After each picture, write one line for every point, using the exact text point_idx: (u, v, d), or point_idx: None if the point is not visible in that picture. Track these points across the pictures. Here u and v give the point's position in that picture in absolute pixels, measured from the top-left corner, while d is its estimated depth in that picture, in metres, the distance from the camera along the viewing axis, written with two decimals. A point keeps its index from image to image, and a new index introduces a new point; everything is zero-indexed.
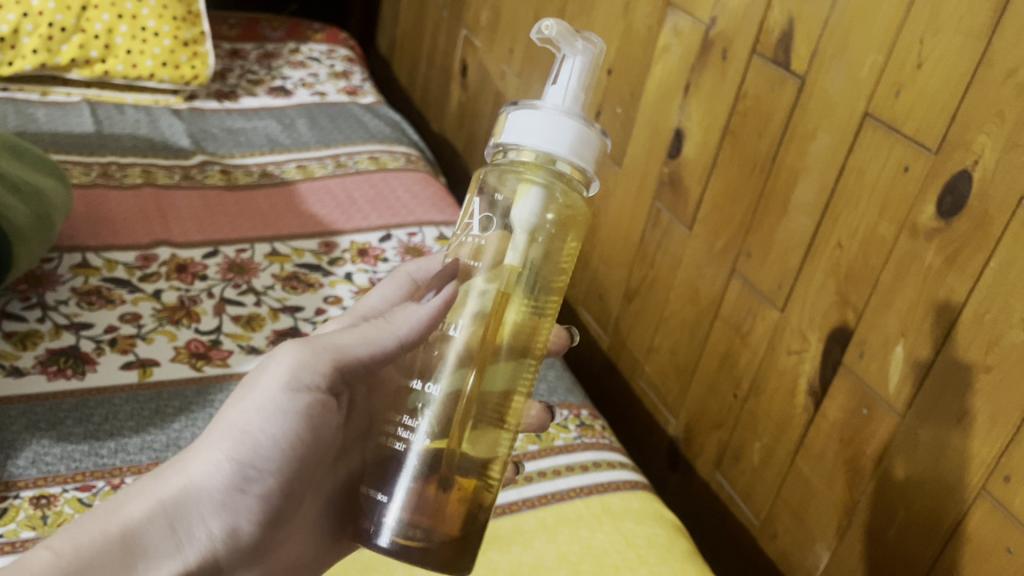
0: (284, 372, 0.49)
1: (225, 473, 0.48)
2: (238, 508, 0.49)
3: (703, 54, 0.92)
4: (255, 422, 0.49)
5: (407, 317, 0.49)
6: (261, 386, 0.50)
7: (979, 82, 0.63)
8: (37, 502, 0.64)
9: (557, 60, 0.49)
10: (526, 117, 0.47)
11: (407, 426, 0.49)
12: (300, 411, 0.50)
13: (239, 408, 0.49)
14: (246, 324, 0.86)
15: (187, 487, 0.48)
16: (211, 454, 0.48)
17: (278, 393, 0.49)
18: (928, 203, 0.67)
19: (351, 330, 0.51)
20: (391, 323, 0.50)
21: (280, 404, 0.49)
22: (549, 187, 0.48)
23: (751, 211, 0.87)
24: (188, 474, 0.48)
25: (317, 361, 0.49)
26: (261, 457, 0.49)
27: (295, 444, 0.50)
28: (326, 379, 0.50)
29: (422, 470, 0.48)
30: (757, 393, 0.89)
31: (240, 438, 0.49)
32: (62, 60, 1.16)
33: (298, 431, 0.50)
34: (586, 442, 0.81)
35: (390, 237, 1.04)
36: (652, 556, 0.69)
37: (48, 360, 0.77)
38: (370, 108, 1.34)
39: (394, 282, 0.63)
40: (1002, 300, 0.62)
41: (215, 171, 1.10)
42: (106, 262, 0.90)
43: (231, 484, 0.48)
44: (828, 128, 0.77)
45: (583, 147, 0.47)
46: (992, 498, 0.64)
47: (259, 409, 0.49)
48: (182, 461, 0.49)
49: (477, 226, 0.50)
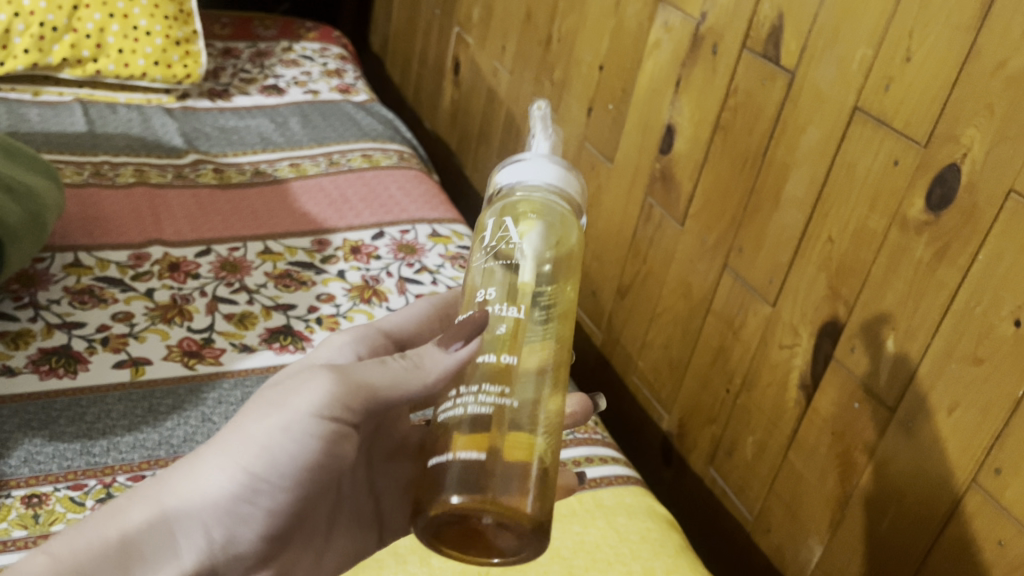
0: (316, 397, 0.47)
1: (237, 487, 0.47)
2: (245, 520, 0.48)
3: (693, 49, 0.92)
4: (277, 441, 0.47)
5: (433, 362, 0.46)
6: (287, 407, 0.47)
7: (967, 75, 0.63)
8: (28, 502, 0.64)
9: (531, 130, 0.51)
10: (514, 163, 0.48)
11: (487, 392, 0.44)
12: (325, 437, 0.47)
13: (260, 426, 0.47)
14: (238, 322, 0.86)
15: (195, 496, 0.48)
16: (225, 467, 0.47)
17: (306, 417, 0.47)
18: (918, 196, 0.68)
19: (381, 361, 0.47)
20: (418, 366, 0.46)
21: (306, 427, 0.47)
22: (549, 219, 0.46)
23: (742, 207, 0.87)
24: (199, 481, 0.48)
25: (348, 398, 0.46)
26: (278, 474, 0.48)
27: (313, 465, 0.48)
28: (355, 413, 0.47)
29: (513, 433, 0.43)
30: (749, 388, 0.89)
31: (258, 455, 0.47)
32: (53, 60, 1.16)
33: (319, 455, 0.48)
34: (578, 438, 0.81)
35: (383, 234, 1.04)
36: (644, 551, 0.69)
37: (39, 360, 0.77)
38: (363, 106, 1.33)
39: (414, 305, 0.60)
40: (991, 293, 0.62)
41: (207, 169, 1.10)
42: (98, 261, 0.90)
43: (242, 497, 0.48)
44: (818, 123, 0.77)
45: (569, 182, 0.48)
46: (983, 490, 0.65)
47: (283, 428, 0.47)
48: (195, 467, 0.48)
49: (512, 236, 0.46)
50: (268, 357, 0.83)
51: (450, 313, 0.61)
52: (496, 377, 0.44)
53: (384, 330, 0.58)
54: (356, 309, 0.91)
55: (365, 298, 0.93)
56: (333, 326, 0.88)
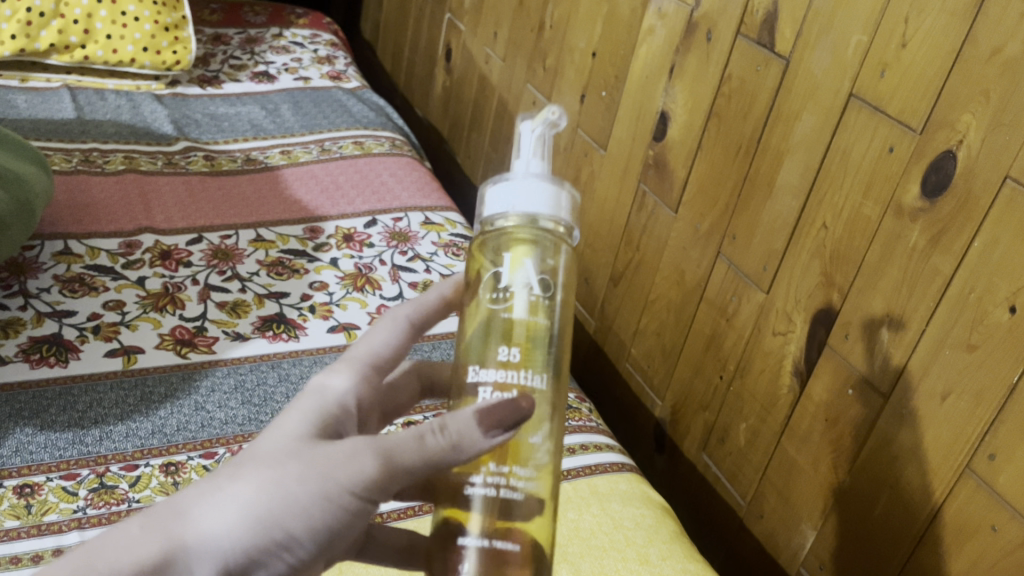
0: (361, 476, 0.42)
1: (266, 538, 0.42)
2: (264, 569, 0.43)
3: (687, 36, 0.92)
4: (315, 507, 0.42)
5: (468, 443, 0.42)
6: (328, 480, 0.42)
7: (963, 62, 0.63)
8: (21, 491, 0.64)
9: (530, 131, 0.48)
10: (514, 189, 0.46)
11: (520, 476, 0.43)
12: (360, 513, 0.43)
13: (294, 486, 0.42)
14: (231, 310, 0.86)
15: (220, 538, 0.42)
16: (257, 516, 0.42)
17: (345, 493, 0.42)
18: (913, 182, 0.68)
19: (418, 435, 0.42)
20: (457, 444, 0.42)
21: (343, 503, 0.42)
22: (534, 240, 0.46)
23: (736, 193, 0.87)
24: (220, 523, 0.42)
25: (392, 481, 0.42)
26: (310, 536, 0.42)
27: (341, 533, 0.43)
28: (393, 490, 0.43)
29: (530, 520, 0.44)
30: (743, 374, 0.89)
31: (290, 514, 0.42)
32: (41, 47, 1.15)
33: (349, 525, 0.43)
34: (573, 425, 0.81)
35: (375, 222, 1.03)
36: (638, 537, 0.69)
37: (30, 348, 0.76)
38: (354, 93, 1.32)
39: (392, 327, 0.51)
40: (986, 279, 0.63)
41: (198, 156, 1.09)
42: (88, 249, 0.89)
43: (263, 549, 0.42)
44: (813, 109, 0.76)
45: (562, 204, 0.47)
46: (977, 476, 0.65)
47: (319, 499, 0.42)
48: (218, 504, 0.43)
49: (516, 298, 0.45)
50: (262, 346, 0.82)
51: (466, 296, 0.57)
52: (526, 460, 0.44)
53: (370, 363, 0.50)
54: (349, 297, 0.91)
55: (359, 286, 0.93)
56: (326, 314, 0.88)
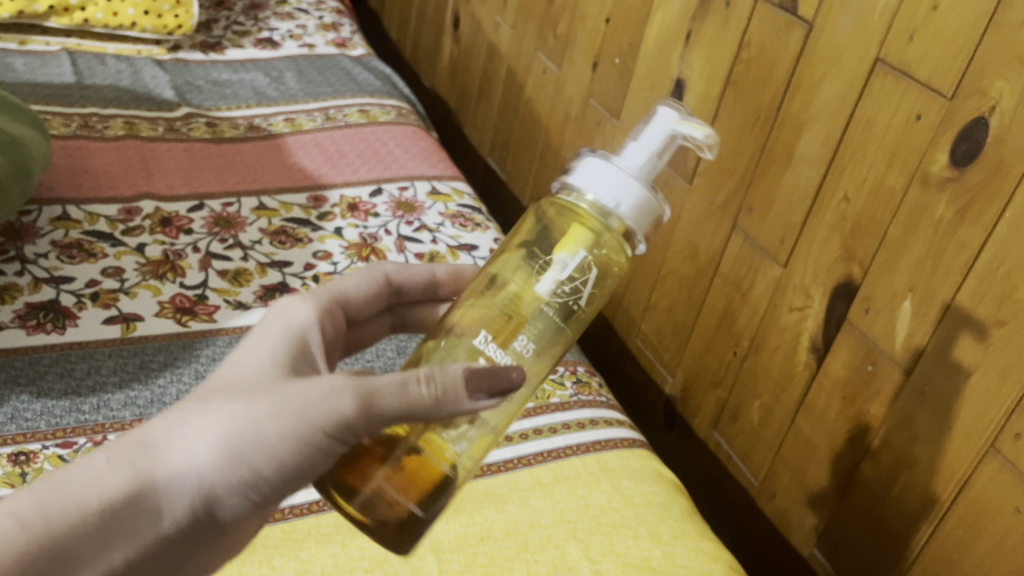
0: (336, 418, 0.39)
1: (237, 473, 0.40)
2: (235, 503, 0.41)
3: (705, 1, 0.89)
4: (286, 446, 0.40)
5: (453, 396, 0.40)
6: (302, 419, 0.39)
7: (996, 24, 0.60)
8: (15, 459, 0.62)
9: (669, 131, 0.47)
10: (606, 174, 0.46)
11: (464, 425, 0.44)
12: (334, 453, 0.41)
13: (267, 421, 0.40)
14: (232, 279, 0.84)
15: (192, 471, 0.40)
16: (228, 453, 0.40)
17: (318, 433, 0.39)
18: (941, 151, 0.65)
19: (402, 384, 0.40)
20: (441, 399, 0.40)
21: (316, 442, 0.40)
22: (597, 236, 0.46)
23: (754, 164, 0.84)
24: (191, 455, 0.40)
25: (366, 426, 0.40)
26: (280, 474, 0.40)
27: (312, 472, 0.41)
28: (368, 433, 0.40)
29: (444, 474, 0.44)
30: (757, 351, 0.87)
31: (262, 451, 0.40)
32: (40, 8, 1.12)
33: (321, 464, 0.41)
34: (582, 399, 0.79)
35: (381, 191, 1.01)
36: (650, 515, 0.67)
37: (26, 314, 0.74)
38: (360, 61, 1.30)
39: (370, 275, 0.55)
40: (1015, 253, 0.60)
41: (200, 122, 1.06)
42: (87, 215, 0.87)
43: (234, 481, 0.40)
44: (836, 75, 0.74)
45: (641, 222, 0.46)
46: (1001, 456, 0.63)
47: (292, 436, 0.39)
48: (189, 435, 0.40)
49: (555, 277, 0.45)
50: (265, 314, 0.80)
51: (456, 288, 0.59)
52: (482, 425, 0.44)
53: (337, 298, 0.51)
54: (354, 267, 0.89)
55: (363, 256, 0.90)
56: None
